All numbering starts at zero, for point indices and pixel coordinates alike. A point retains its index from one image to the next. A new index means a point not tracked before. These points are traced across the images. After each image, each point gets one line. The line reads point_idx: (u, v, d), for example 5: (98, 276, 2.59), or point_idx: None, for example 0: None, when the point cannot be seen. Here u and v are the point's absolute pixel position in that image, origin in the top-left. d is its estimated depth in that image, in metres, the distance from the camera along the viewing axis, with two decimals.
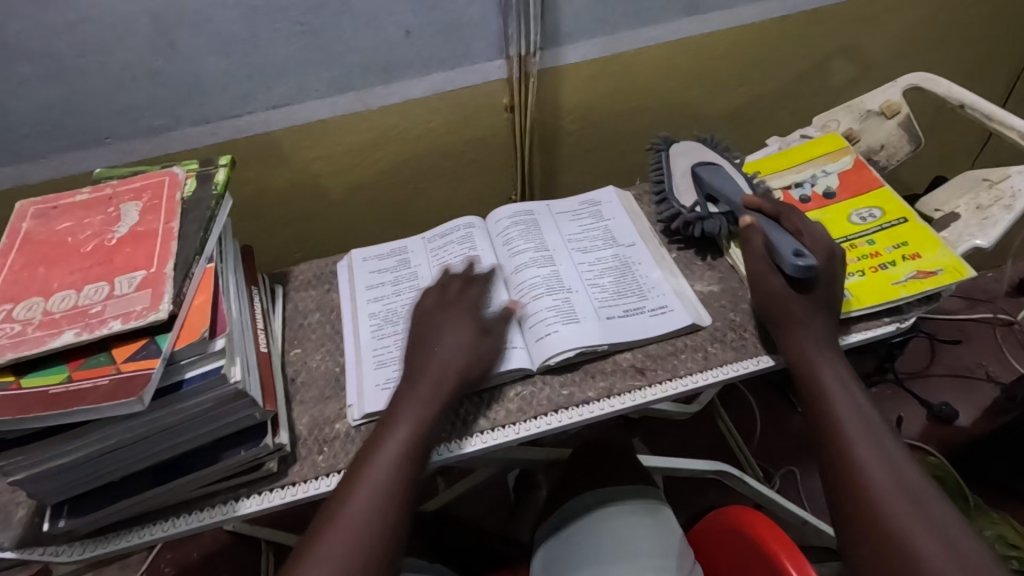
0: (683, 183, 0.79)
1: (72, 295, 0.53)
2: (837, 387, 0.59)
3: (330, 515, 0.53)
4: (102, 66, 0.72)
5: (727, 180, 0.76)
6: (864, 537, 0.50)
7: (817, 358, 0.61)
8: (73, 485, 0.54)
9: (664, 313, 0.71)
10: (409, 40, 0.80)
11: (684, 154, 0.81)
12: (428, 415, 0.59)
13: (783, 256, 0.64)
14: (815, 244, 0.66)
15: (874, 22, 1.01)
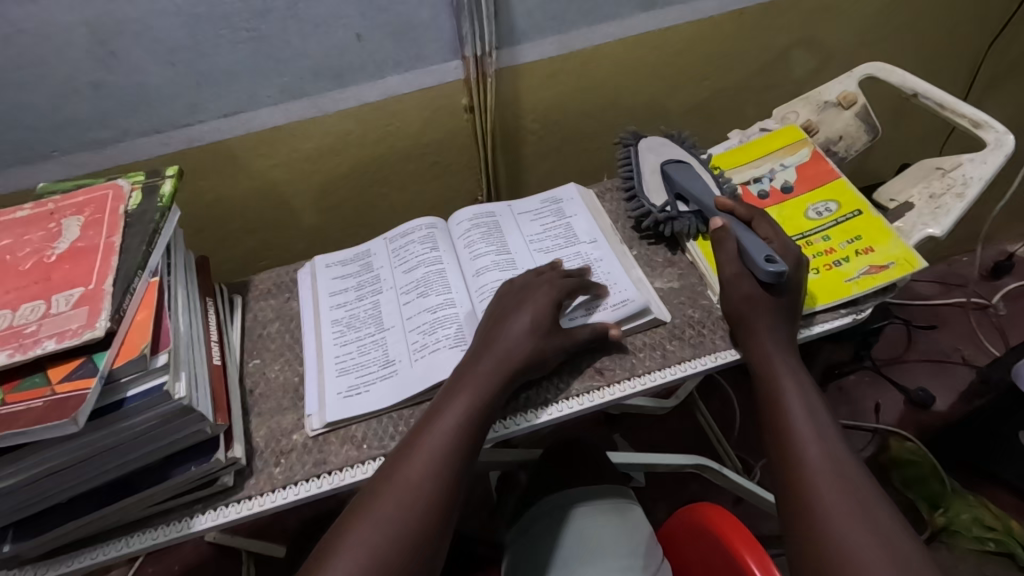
0: (654, 182, 0.79)
1: (7, 315, 0.51)
2: (790, 389, 0.59)
3: (377, 490, 0.53)
4: (44, 79, 0.71)
5: (698, 181, 0.76)
6: (800, 536, 0.51)
7: (773, 358, 0.61)
8: (17, 509, 0.53)
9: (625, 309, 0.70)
10: (360, 43, 0.79)
11: (654, 150, 0.81)
12: (486, 392, 0.58)
13: (755, 262, 0.64)
14: (784, 250, 0.66)
15: (833, 12, 1.01)
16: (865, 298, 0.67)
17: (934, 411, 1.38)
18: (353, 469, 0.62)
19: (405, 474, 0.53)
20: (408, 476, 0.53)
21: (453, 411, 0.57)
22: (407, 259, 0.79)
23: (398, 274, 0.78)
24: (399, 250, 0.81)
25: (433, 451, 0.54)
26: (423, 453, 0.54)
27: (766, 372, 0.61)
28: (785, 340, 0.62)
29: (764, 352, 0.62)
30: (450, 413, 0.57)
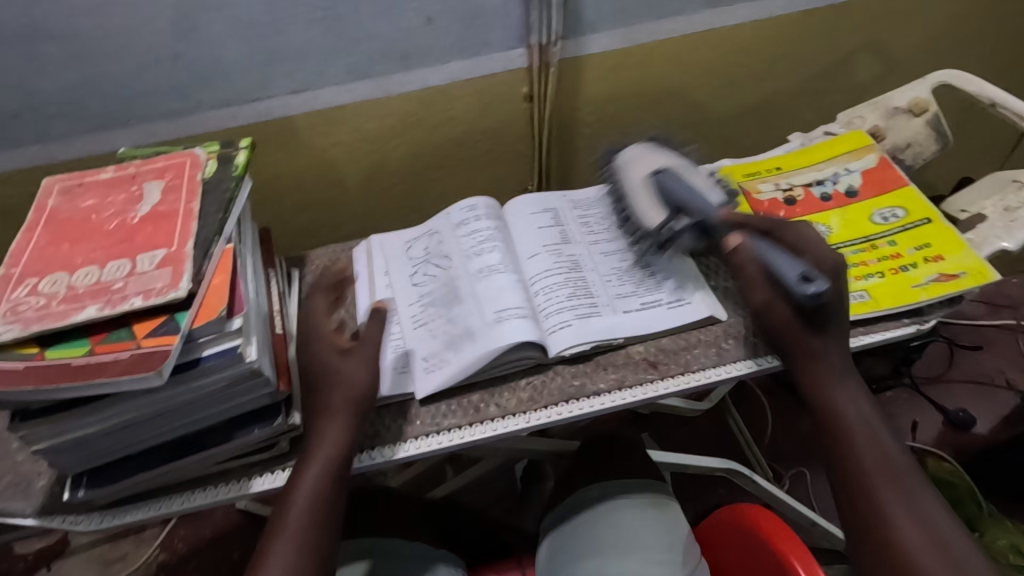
0: (643, 201, 0.72)
1: (95, 271, 0.54)
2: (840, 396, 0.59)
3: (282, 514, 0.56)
4: (127, 48, 0.73)
5: (686, 189, 0.69)
6: (869, 546, 0.53)
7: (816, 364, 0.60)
8: (93, 457, 0.55)
9: (686, 306, 0.70)
10: (429, 27, 0.80)
11: (636, 162, 0.75)
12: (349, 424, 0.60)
13: (790, 281, 0.61)
14: (821, 261, 0.64)
15: (903, 18, 0.99)
16: (929, 308, 0.66)
17: (974, 433, 1.34)
18: (407, 443, 0.64)
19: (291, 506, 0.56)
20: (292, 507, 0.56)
21: (330, 439, 0.59)
22: (474, 244, 0.77)
23: (465, 259, 0.77)
24: (466, 235, 0.78)
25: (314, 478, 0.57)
26: (302, 485, 0.57)
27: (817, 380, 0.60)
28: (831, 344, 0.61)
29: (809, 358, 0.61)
30: (326, 446, 0.59)
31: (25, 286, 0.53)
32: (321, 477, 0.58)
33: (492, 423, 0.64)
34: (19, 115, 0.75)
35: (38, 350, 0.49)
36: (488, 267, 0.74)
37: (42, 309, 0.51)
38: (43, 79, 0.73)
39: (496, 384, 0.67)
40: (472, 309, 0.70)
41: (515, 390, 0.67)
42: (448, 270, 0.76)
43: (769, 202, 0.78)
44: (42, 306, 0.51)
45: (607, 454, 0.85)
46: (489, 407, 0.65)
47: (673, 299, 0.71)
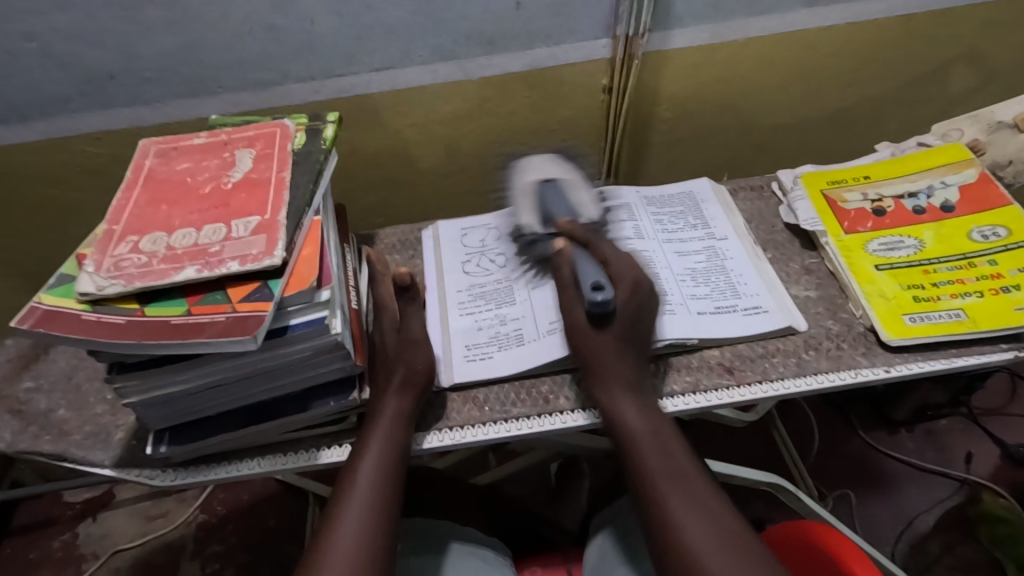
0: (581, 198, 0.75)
1: (193, 233, 0.55)
2: (664, 474, 0.55)
3: (332, 528, 0.53)
4: (225, 17, 0.74)
5: (582, 260, 0.63)
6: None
7: (647, 454, 0.56)
8: (177, 415, 0.56)
9: (752, 308, 0.69)
10: (518, 11, 0.79)
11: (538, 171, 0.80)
12: (402, 423, 0.60)
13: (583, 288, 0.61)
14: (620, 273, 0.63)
15: (1008, 29, 0.93)
16: None
17: None
18: (475, 428, 0.63)
19: (335, 545, 0.52)
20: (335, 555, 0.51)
21: (369, 461, 0.57)
22: None
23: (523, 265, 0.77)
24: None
25: (360, 508, 0.54)
26: (347, 516, 0.54)
27: (654, 478, 0.54)
28: (675, 446, 0.57)
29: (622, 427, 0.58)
30: (371, 455, 0.57)
31: (127, 243, 0.54)
32: (365, 507, 0.55)
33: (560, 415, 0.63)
34: (114, 76, 0.77)
35: (138, 306, 0.50)
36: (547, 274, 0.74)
37: (143, 267, 0.52)
38: (141, 42, 0.75)
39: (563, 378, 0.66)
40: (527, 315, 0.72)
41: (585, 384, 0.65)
42: (502, 269, 0.77)
43: (856, 211, 0.75)
44: (142, 264, 0.52)
45: None
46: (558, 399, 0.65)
47: (744, 313, 0.68)
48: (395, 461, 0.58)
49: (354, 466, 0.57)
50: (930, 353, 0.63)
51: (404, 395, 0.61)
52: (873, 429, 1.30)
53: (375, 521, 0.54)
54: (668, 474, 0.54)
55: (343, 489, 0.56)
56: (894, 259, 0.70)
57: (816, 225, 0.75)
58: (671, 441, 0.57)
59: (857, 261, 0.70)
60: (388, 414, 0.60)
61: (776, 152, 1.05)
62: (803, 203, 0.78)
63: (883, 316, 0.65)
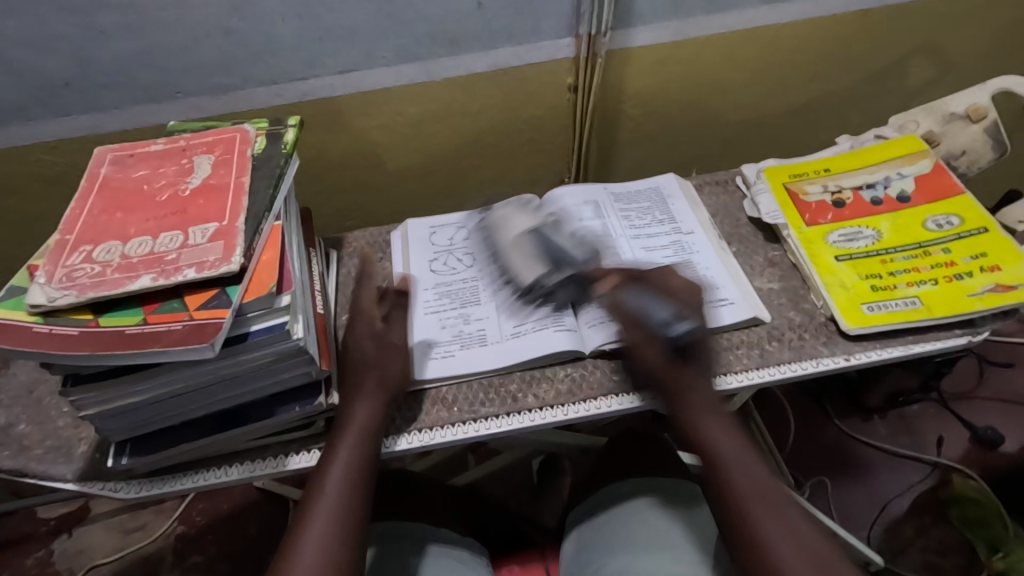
0: (522, 259, 0.73)
1: (148, 241, 0.54)
2: (734, 472, 0.54)
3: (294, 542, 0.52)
4: (182, 21, 0.73)
5: (636, 295, 0.64)
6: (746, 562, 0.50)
7: (734, 476, 0.54)
8: (137, 426, 0.56)
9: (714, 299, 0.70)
10: (480, 12, 0.80)
11: (513, 239, 0.74)
12: (366, 433, 0.59)
13: (658, 323, 0.62)
14: (688, 303, 0.64)
15: (962, 22, 0.96)
16: (984, 319, 0.65)
17: (1002, 451, 1.25)
18: (442, 429, 0.63)
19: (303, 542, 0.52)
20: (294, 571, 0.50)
21: (340, 460, 0.57)
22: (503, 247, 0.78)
23: (493, 261, 0.77)
24: (497, 236, 0.79)
25: (326, 515, 0.54)
26: (317, 513, 0.54)
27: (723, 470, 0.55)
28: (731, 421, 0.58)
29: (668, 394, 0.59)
30: (335, 467, 0.57)
31: (80, 252, 0.53)
32: (328, 520, 0.54)
33: (528, 414, 0.64)
34: (70, 83, 0.76)
35: (92, 316, 0.50)
36: (517, 271, 0.74)
37: (96, 277, 0.51)
38: (96, 48, 0.74)
39: (529, 376, 0.67)
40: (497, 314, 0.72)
41: (553, 382, 0.66)
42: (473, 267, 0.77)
43: (817, 204, 0.77)
44: (96, 274, 0.51)
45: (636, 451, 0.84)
46: (526, 398, 0.65)
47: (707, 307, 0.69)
48: (360, 472, 0.57)
49: (320, 475, 0.57)
50: (887, 341, 0.65)
51: (372, 403, 0.61)
52: (849, 417, 1.32)
53: (346, 517, 0.54)
54: (721, 442, 0.56)
55: (307, 502, 0.55)
56: (853, 250, 0.71)
57: (778, 218, 0.76)
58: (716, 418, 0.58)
59: (818, 253, 0.72)
60: (355, 425, 0.59)
61: (743, 147, 1.07)
62: (766, 193, 0.79)
63: (842, 306, 0.67)
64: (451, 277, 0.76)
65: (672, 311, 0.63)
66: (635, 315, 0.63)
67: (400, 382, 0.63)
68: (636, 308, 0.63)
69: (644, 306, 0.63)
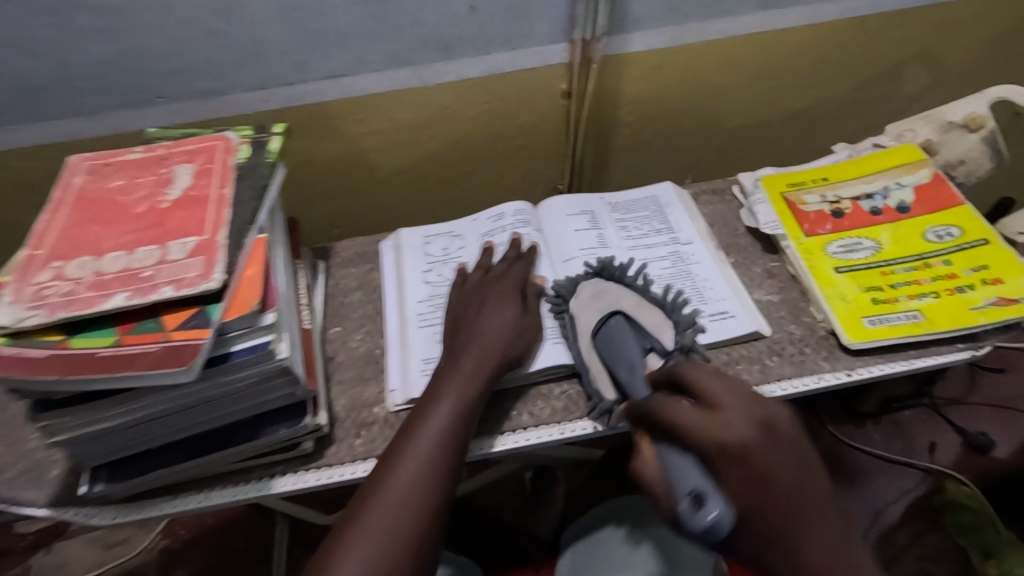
0: (650, 318, 0.65)
1: (124, 256, 0.51)
2: (812, 534, 0.41)
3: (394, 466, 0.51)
4: (163, 24, 0.70)
5: (673, 458, 0.46)
6: None
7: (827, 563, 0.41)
8: (113, 450, 0.53)
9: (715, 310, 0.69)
10: (472, 16, 0.78)
11: (589, 299, 0.68)
12: (473, 389, 0.57)
13: (677, 495, 0.44)
14: (738, 419, 0.44)
15: (958, 29, 0.95)
16: (986, 333, 0.63)
17: (994, 457, 1.25)
18: None
19: (396, 477, 0.50)
20: (389, 496, 0.49)
21: (438, 414, 0.55)
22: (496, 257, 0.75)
23: None
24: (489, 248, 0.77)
25: (421, 458, 0.52)
26: (408, 457, 0.52)
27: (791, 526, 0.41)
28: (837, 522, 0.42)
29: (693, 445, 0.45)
30: (438, 414, 0.55)
31: (51, 268, 0.50)
32: (424, 462, 0.51)
33: (524, 433, 0.62)
34: (45, 87, 0.73)
35: (62, 337, 0.47)
36: None
37: (67, 295, 0.48)
38: (72, 51, 0.71)
39: (524, 393, 0.64)
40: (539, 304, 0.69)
41: (549, 399, 0.64)
42: None
43: (816, 213, 0.75)
44: (67, 292, 0.48)
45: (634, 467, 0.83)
46: (521, 415, 0.63)
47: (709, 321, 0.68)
48: (464, 423, 0.55)
49: (423, 414, 0.55)
50: (889, 355, 0.64)
51: (478, 362, 0.59)
52: (842, 423, 1.30)
53: (438, 468, 0.51)
54: (784, 505, 0.41)
55: (407, 437, 0.53)
56: (853, 261, 0.70)
57: (776, 229, 0.75)
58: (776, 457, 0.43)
59: (818, 264, 0.70)
60: (468, 372, 0.58)
61: (739, 154, 1.05)
62: (762, 203, 0.78)
63: (842, 319, 0.65)
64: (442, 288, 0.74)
65: (697, 482, 0.44)
66: (665, 478, 0.46)
67: (518, 359, 0.62)
68: (654, 467, 0.49)
69: (670, 466, 0.46)
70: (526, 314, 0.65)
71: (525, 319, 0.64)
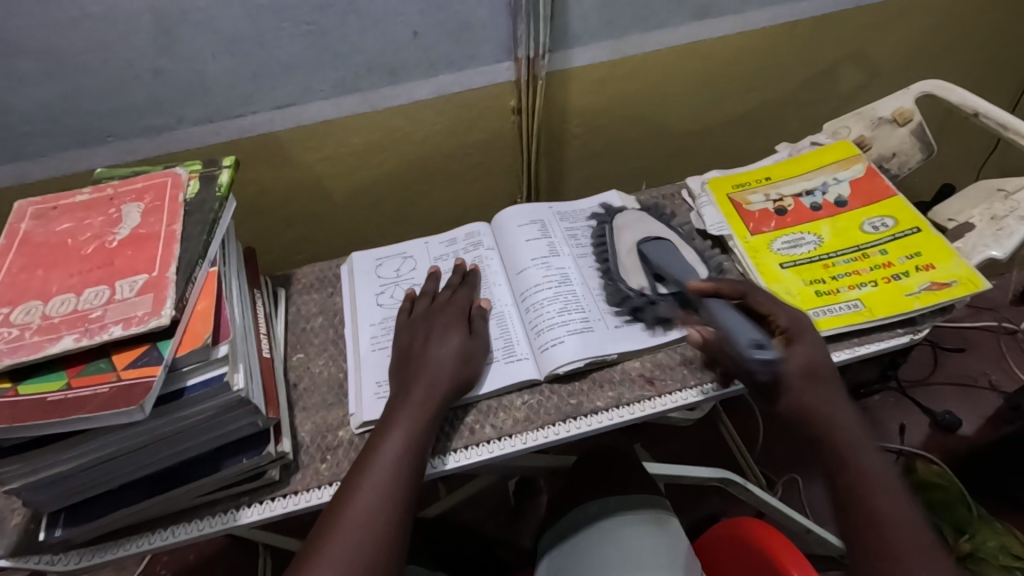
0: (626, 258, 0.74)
1: (71, 299, 0.52)
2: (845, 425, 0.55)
3: (352, 493, 0.54)
4: (106, 65, 0.71)
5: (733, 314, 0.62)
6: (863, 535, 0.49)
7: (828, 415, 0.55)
8: (72, 493, 0.53)
9: (663, 300, 0.70)
10: (416, 41, 0.79)
11: (527, 210, 0.83)
12: (423, 418, 0.59)
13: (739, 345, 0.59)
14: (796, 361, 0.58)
15: (885, 28, 1.00)
16: (923, 317, 0.67)
17: (961, 435, 1.27)
18: None
19: (353, 505, 0.53)
20: (347, 524, 0.52)
21: (393, 442, 0.57)
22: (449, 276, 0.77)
23: None
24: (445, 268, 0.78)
25: (376, 489, 0.54)
26: (364, 486, 0.55)
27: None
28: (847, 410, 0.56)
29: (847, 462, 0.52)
30: (391, 442, 0.57)
31: None
32: (381, 489, 0.55)
33: (488, 445, 0.63)
34: None
35: (11, 384, 0.47)
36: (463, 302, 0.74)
37: (14, 341, 0.48)
38: (14, 95, 0.70)
39: (485, 407, 0.66)
40: (499, 320, 0.72)
41: (510, 410, 0.65)
42: None
43: (760, 212, 0.78)
44: (14, 338, 0.49)
45: (607, 469, 0.83)
46: (484, 428, 0.64)
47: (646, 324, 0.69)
48: (416, 452, 0.58)
49: (378, 444, 0.58)
50: (835, 345, 0.66)
51: (427, 390, 0.61)
52: None
53: (393, 495, 0.54)
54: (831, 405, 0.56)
55: (364, 467, 0.56)
56: (796, 256, 0.73)
57: (723, 229, 0.77)
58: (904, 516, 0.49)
59: (763, 261, 0.73)
60: (419, 401, 0.61)
61: (690, 157, 1.09)
62: (706, 204, 0.81)
63: None
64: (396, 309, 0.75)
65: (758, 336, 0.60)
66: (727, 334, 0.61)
67: (463, 383, 0.64)
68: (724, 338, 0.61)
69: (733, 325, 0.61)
70: (471, 338, 0.67)
71: (470, 343, 0.66)
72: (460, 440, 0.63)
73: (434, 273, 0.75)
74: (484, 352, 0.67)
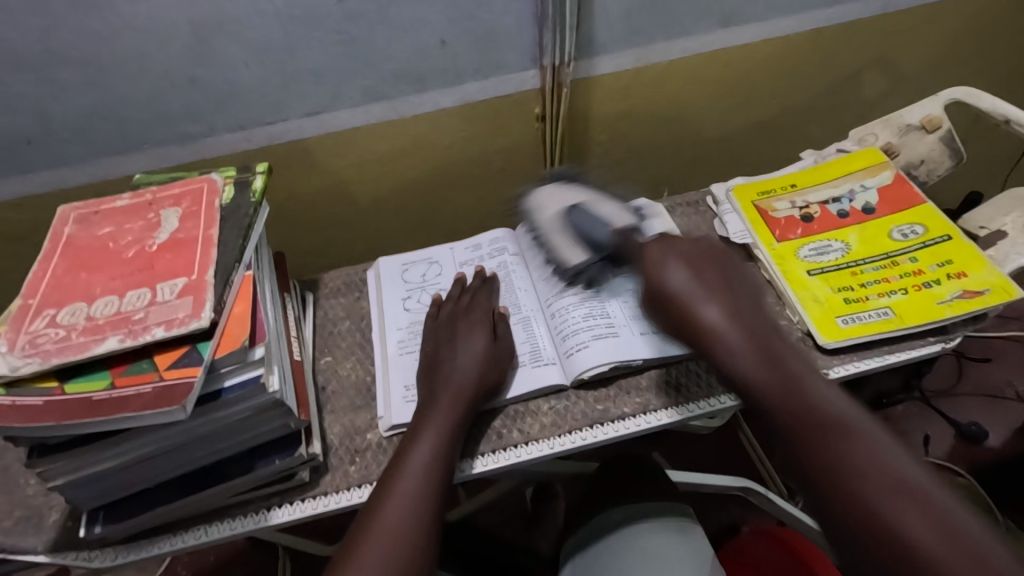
0: (562, 241, 0.73)
1: (115, 301, 0.53)
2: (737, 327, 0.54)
3: (384, 499, 0.55)
4: (144, 74, 0.73)
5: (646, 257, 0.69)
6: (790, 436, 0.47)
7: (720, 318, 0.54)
8: (111, 490, 0.54)
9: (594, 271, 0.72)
10: (444, 49, 0.81)
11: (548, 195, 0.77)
12: (452, 424, 0.60)
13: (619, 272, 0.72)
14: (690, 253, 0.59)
15: (909, 35, 1.00)
16: (954, 325, 0.66)
17: (987, 446, 1.25)
18: None
19: (385, 513, 0.54)
20: (380, 530, 0.53)
21: (423, 449, 0.58)
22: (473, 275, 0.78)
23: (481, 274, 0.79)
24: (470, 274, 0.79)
25: (407, 495, 0.55)
26: (396, 491, 0.55)
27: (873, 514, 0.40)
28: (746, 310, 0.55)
29: (742, 364, 0.51)
30: (422, 448, 0.58)
31: (44, 317, 0.52)
32: (413, 495, 0.55)
33: (516, 449, 0.63)
34: (32, 140, 0.75)
35: (57, 384, 0.48)
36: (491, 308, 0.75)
37: (61, 342, 0.50)
38: (56, 104, 0.73)
39: (512, 412, 0.66)
40: (527, 326, 0.72)
41: (537, 415, 0.66)
42: None
43: (786, 219, 0.78)
44: (60, 339, 0.50)
45: (627, 477, 0.84)
46: (512, 433, 0.64)
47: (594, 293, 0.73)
48: (446, 457, 0.58)
49: (408, 449, 0.58)
50: (864, 352, 0.66)
51: (455, 395, 0.62)
52: None
53: (424, 502, 0.55)
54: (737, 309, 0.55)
55: (395, 472, 0.57)
56: (824, 263, 0.72)
57: (747, 237, 0.78)
58: (834, 428, 0.45)
59: (790, 268, 0.72)
60: (447, 407, 0.61)
61: (711, 165, 1.09)
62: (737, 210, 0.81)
63: (816, 320, 0.67)
64: (423, 314, 0.76)
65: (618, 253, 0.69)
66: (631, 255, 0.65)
67: (489, 390, 0.64)
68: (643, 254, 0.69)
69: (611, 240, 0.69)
70: (497, 344, 0.68)
71: (495, 350, 0.67)
72: (488, 447, 0.63)
73: (460, 279, 0.76)
74: (510, 357, 0.67)
